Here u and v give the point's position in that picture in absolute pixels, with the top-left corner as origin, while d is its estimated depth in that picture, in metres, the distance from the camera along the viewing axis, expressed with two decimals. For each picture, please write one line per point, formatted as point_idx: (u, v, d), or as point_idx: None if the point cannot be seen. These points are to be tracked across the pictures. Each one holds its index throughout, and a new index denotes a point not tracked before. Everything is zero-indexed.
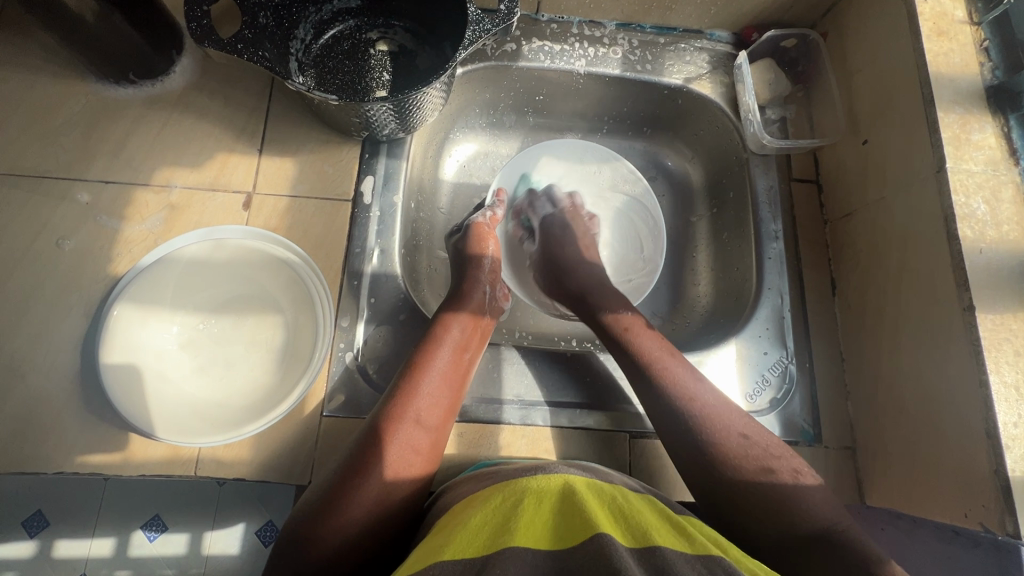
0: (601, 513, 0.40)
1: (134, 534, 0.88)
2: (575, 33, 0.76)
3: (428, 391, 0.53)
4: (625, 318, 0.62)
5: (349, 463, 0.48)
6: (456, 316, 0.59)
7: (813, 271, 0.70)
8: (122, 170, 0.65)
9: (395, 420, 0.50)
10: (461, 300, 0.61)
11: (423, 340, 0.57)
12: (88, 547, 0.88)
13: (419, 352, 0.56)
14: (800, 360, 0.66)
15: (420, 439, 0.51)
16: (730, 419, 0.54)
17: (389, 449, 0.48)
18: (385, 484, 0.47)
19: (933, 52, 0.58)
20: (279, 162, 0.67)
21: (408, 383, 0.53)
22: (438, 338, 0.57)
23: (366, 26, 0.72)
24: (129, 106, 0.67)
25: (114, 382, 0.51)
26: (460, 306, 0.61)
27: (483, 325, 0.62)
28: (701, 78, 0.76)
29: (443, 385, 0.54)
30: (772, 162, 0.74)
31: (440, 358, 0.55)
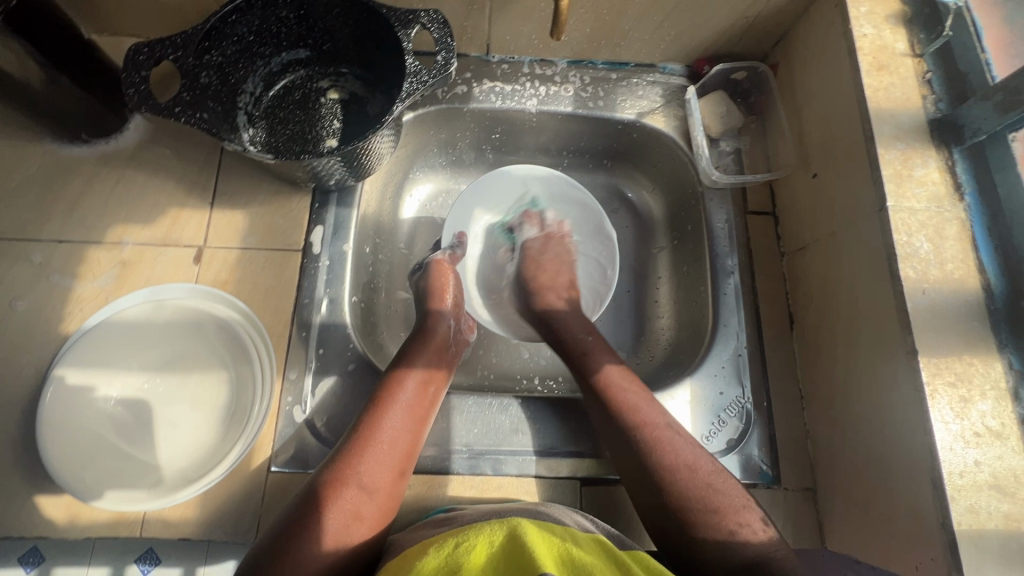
0: (545, 551, 0.40)
1: None
2: (526, 72, 0.77)
3: (391, 433, 0.54)
4: (606, 377, 0.60)
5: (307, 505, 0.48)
6: (423, 354, 0.61)
7: (770, 305, 0.69)
8: (76, 228, 0.66)
9: (354, 461, 0.51)
10: (429, 338, 0.63)
11: (387, 380, 0.58)
12: None
13: (382, 391, 0.57)
14: (758, 399, 0.65)
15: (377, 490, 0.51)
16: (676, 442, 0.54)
17: (348, 492, 0.49)
18: (342, 527, 0.47)
19: (873, 87, 0.58)
20: (230, 216, 0.68)
21: (372, 423, 0.54)
22: (404, 377, 0.58)
23: (317, 76, 0.73)
24: (83, 165, 0.68)
25: (58, 451, 0.52)
26: (428, 342, 0.62)
27: (448, 362, 0.63)
28: (654, 112, 0.76)
29: (405, 426, 0.55)
30: (727, 195, 0.73)
31: (405, 398, 0.56)
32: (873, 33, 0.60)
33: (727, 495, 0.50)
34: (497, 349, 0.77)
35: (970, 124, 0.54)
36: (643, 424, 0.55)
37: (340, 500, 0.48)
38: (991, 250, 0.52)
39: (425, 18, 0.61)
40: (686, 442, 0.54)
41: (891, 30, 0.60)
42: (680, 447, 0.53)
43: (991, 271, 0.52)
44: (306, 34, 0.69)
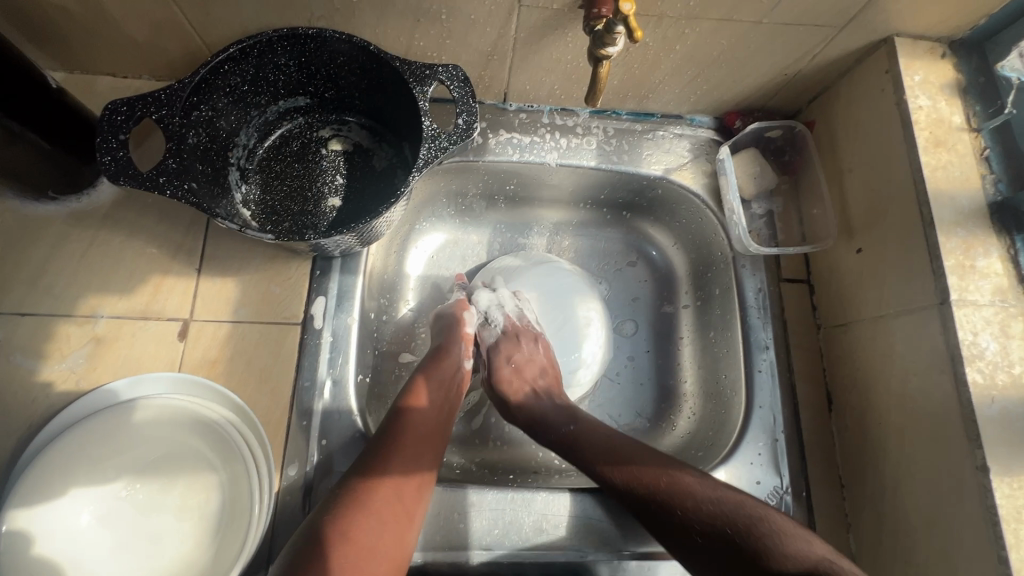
0: None
1: None
2: (545, 122, 0.71)
3: (369, 537, 0.46)
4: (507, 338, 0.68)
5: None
6: (405, 435, 0.54)
7: (806, 384, 0.65)
8: (40, 299, 0.58)
9: (321, 565, 0.43)
10: (410, 415, 0.56)
11: (360, 469, 0.50)
12: None
13: (356, 484, 0.49)
14: (798, 489, 0.60)
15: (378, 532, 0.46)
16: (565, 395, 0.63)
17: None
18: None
19: (930, 165, 0.54)
20: (220, 283, 0.61)
21: (343, 524, 0.46)
22: (384, 463, 0.51)
23: (317, 124, 0.66)
24: (51, 224, 0.60)
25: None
26: (407, 418, 0.55)
27: (435, 440, 0.56)
28: (682, 168, 0.71)
29: (385, 523, 0.47)
30: (760, 262, 0.68)
31: (385, 486, 0.49)
32: (927, 104, 0.56)
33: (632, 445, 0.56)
34: None
35: None
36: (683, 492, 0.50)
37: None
38: None
39: (443, 75, 0.55)
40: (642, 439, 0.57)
41: (946, 101, 0.56)
42: (708, 488, 0.50)
43: None
44: (306, 81, 0.62)
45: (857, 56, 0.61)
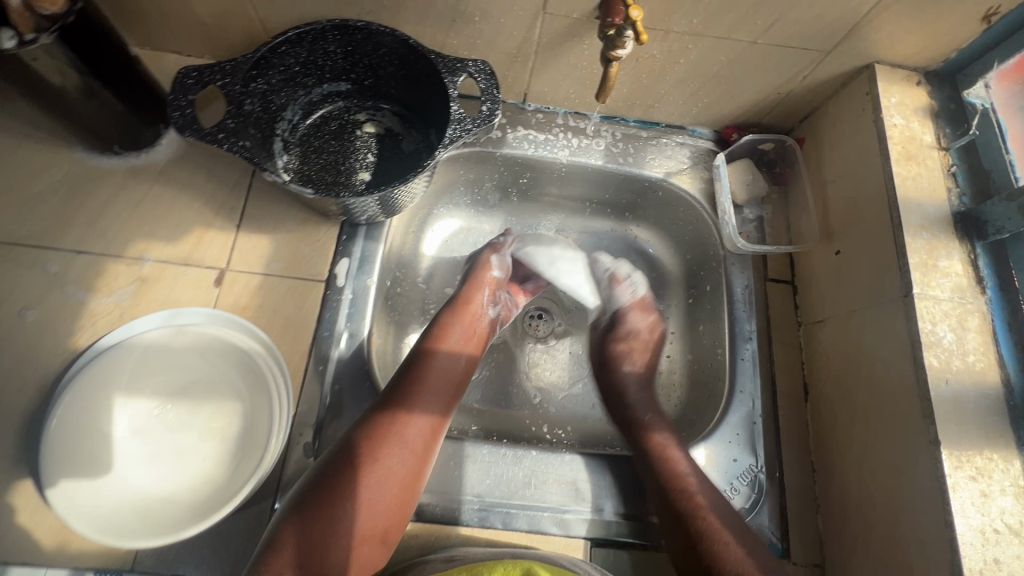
0: None
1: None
2: (560, 123, 0.78)
3: (392, 467, 0.52)
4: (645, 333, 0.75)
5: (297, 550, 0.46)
6: (426, 381, 0.59)
7: (786, 375, 0.69)
8: (95, 241, 0.65)
9: (342, 491, 0.49)
10: (432, 361, 0.60)
11: (381, 407, 0.55)
12: None
13: (379, 421, 0.54)
14: (771, 469, 0.65)
15: (396, 470, 0.52)
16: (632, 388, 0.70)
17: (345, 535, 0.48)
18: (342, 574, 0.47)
19: (901, 176, 0.60)
20: (256, 240, 0.67)
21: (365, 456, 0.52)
22: (404, 405, 0.56)
23: (355, 108, 0.74)
24: (111, 176, 0.67)
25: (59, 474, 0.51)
26: (431, 368, 0.60)
27: (455, 386, 0.61)
28: (681, 173, 0.78)
29: (401, 466, 0.53)
30: (747, 261, 0.74)
31: (404, 425, 0.54)
32: (901, 123, 0.63)
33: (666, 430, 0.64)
34: (508, 392, 0.77)
35: (995, 221, 0.56)
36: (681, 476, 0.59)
37: (335, 544, 0.48)
38: (1011, 346, 0.53)
39: (472, 69, 0.63)
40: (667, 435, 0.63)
41: (919, 122, 0.63)
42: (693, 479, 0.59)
43: (1011, 367, 0.53)
44: (350, 69, 0.69)
45: (843, 80, 0.68)
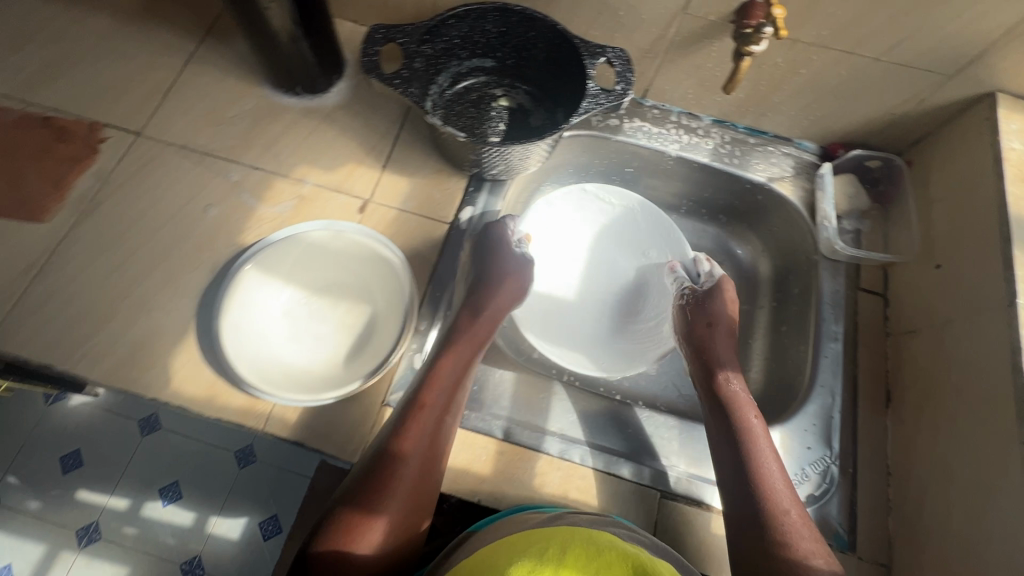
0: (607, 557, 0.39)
1: (151, 498, 0.95)
2: (673, 121, 0.85)
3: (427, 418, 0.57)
4: (713, 318, 0.74)
5: (354, 503, 0.53)
6: (460, 348, 0.63)
7: (870, 380, 0.71)
8: (269, 161, 0.76)
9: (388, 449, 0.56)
10: (478, 331, 0.65)
11: (427, 372, 0.61)
12: (121, 502, 0.96)
13: (420, 386, 0.59)
14: (845, 463, 0.66)
15: (431, 420, 0.57)
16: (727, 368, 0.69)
17: (392, 487, 0.54)
18: (391, 515, 0.53)
19: (1016, 196, 0.62)
20: (397, 180, 0.77)
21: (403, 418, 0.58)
22: (439, 368, 0.61)
23: (494, 84, 0.84)
24: (288, 112, 0.80)
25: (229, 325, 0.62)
26: (474, 335, 0.65)
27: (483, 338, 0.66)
28: (783, 179, 0.82)
29: (436, 418, 0.58)
30: (841, 269, 0.77)
31: (439, 390, 0.59)
32: (1020, 148, 0.65)
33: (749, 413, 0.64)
34: None
35: None
36: (757, 452, 0.60)
37: (387, 496, 0.53)
38: None
39: (611, 54, 0.71)
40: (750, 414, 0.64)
41: None
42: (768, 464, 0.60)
43: None
44: (498, 48, 0.79)
45: (961, 106, 0.71)
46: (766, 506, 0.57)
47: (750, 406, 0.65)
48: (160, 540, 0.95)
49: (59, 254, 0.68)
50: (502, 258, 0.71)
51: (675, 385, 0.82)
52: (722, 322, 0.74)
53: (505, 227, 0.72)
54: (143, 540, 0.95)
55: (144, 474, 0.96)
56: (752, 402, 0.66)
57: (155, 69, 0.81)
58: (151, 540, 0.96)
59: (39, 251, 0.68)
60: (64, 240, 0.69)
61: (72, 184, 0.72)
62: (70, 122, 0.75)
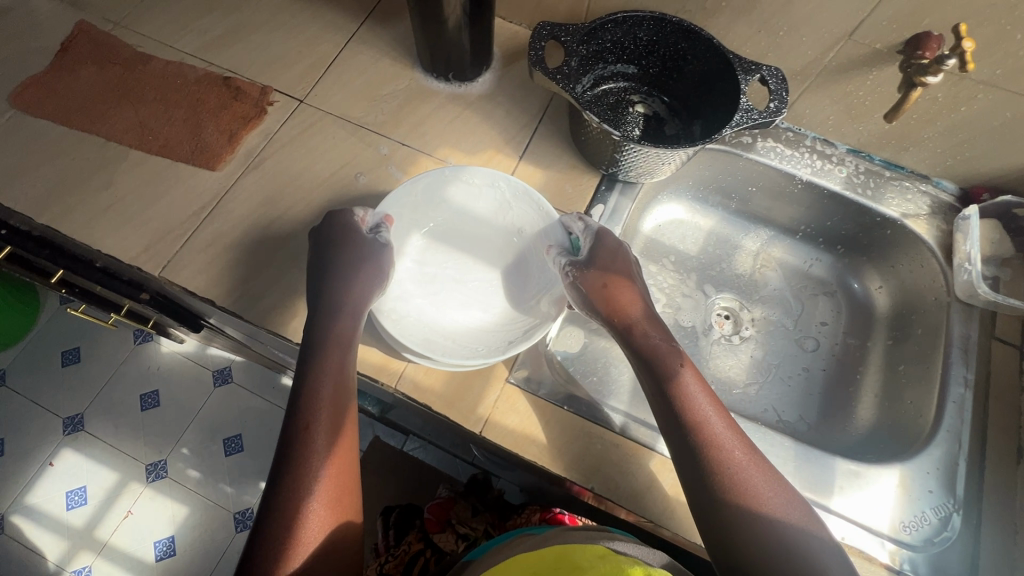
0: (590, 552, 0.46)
1: (219, 447, 1.34)
2: (807, 145, 0.85)
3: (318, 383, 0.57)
4: (617, 281, 0.65)
5: (289, 470, 0.53)
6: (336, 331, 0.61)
7: (1000, 433, 0.68)
8: (416, 138, 0.81)
9: (308, 440, 0.54)
10: (331, 317, 0.62)
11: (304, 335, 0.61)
12: (228, 464, 1.33)
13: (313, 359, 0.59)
14: (967, 513, 0.64)
15: (322, 394, 0.57)
16: (657, 341, 0.61)
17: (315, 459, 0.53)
18: (319, 509, 0.52)
19: None
20: (532, 171, 0.80)
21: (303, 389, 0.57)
22: (321, 347, 0.60)
23: (632, 90, 0.86)
24: (436, 95, 0.84)
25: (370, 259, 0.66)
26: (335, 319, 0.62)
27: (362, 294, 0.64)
28: (918, 217, 0.81)
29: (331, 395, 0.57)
30: (974, 315, 0.74)
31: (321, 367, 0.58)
32: None
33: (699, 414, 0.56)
34: None
35: None
36: (710, 445, 0.54)
37: (309, 465, 0.53)
38: None
39: (766, 72, 0.72)
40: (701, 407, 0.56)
41: None
42: (754, 485, 0.53)
43: None
44: (645, 56, 0.82)
45: None
46: (743, 531, 0.51)
47: (675, 361, 0.59)
48: (219, 486, 1.30)
49: (226, 200, 0.75)
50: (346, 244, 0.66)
51: (775, 409, 0.82)
52: (618, 272, 0.66)
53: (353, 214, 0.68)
54: (203, 483, 1.31)
55: (250, 441, 1.35)
56: (695, 386, 0.58)
57: (320, 43, 0.87)
58: (212, 486, 1.31)
59: (210, 195, 0.75)
60: (231, 188, 0.76)
61: (243, 139, 0.79)
62: (245, 83, 0.82)
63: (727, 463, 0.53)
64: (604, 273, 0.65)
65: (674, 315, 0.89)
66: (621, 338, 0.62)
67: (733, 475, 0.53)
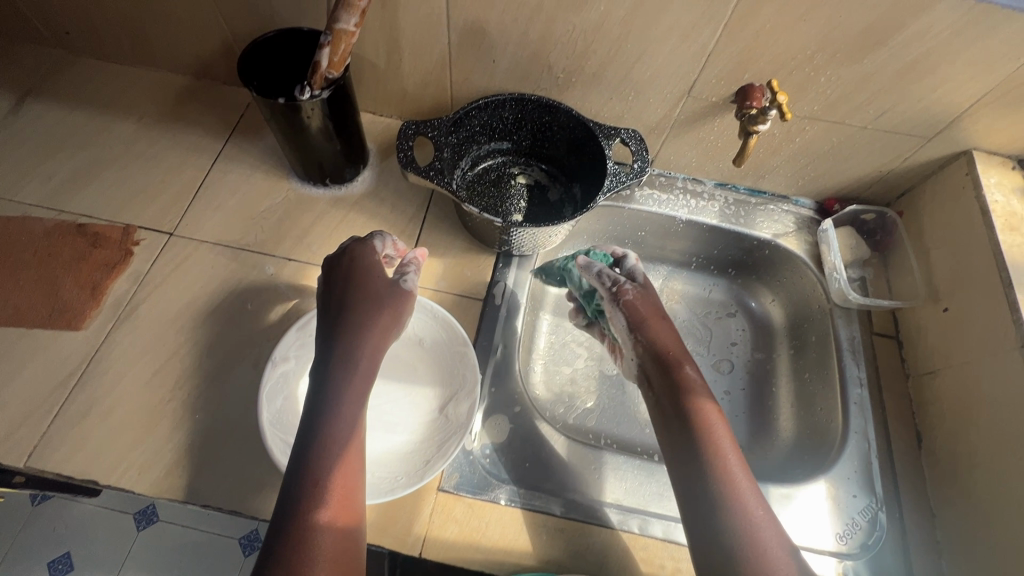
0: None
1: None
2: (679, 187, 0.91)
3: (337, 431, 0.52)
4: (661, 327, 0.68)
5: (297, 501, 0.47)
6: (360, 365, 0.56)
7: (899, 422, 0.74)
8: (304, 251, 0.78)
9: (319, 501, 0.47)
10: (343, 366, 0.56)
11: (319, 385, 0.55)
12: None
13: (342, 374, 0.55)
14: (890, 508, 0.68)
15: (338, 453, 0.51)
16: (699, 395, 0.62)
17: (326, 497, 0.48)
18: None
19: (1008, 243, 0.69)
20: (429, 261, 0.80)
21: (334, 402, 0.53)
22: (335, 398, 0.54)
23: (511, 163, 0.89)
24: (318, 202, 0.83)
25: (382, 299, 0.61)
26: (357, 357, 0.57)
27: (378, 343, 0.59)
28: (788, 235, 0.88)
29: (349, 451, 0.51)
30: (853, 316, 0.81)
31: (345, 398, 0.54)
32: (1003, 200, 0.72)
33: (725, 467, 0.57)
34: (620, 421, 0.86)
35: None
36: (734, 489, 0.55)
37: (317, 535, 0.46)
38: None
39: (625, 135, 0.77)
40: (730, 462, 0.57)
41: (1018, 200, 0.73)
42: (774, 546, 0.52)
43: None
44: (514, 132, 0.85)
45: (940, 163, 0.79)
46: None
47: (706, 399, 0.62)
48: None
49: (98, 360, 0.68)
50: (363, 281, 0.62)
51: None
52: (661, 320, 0.69)
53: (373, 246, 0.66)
54: None
55: None
56: (728, 441, 0.59)
57: (183, 170, 0.83)
58: None
59: (78, 359, 0.68)
60: (103, 345, 0.69)
61: (109, 288, 0.73)
62: (103, 227, 0.76)
63: (746, 519, 0.53)
64: (643, 317, 0.69)
65: (598, 366, 0.90)
66: (659, 377, 0.65)
67: (751, 532, 0.53)
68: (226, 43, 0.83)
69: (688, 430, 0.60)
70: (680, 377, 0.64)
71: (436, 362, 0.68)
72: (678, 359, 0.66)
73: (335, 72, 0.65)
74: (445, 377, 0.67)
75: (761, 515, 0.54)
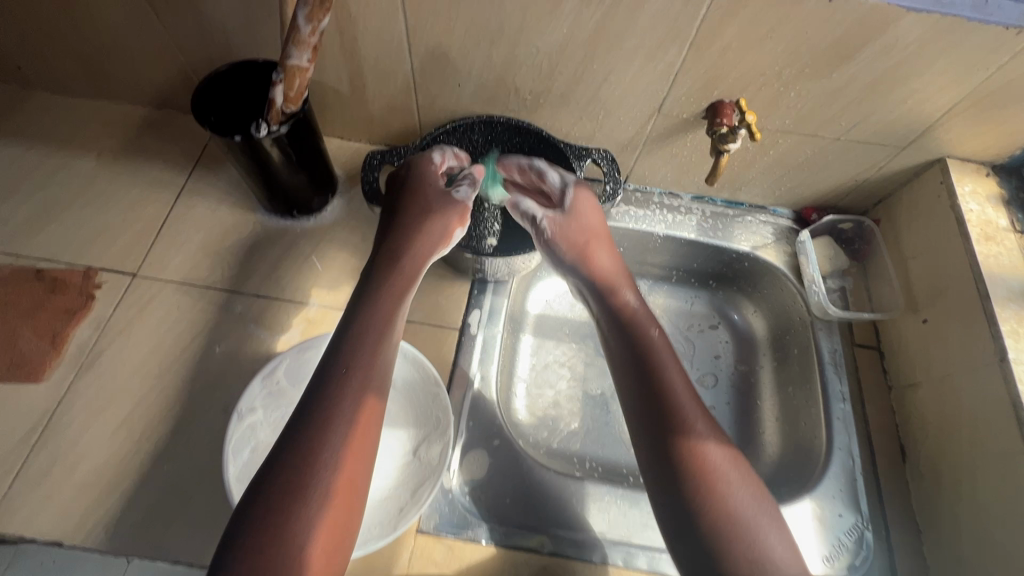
0: None
1: None
2: (656, 202, 0.89)
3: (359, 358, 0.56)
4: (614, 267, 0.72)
5: (296, 460, 0.49)
6: (392, 289, 0.63)
7: (882, 435, 0.74)
8: (273, 286, 0.76)
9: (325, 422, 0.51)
10: (385, 283, 0.64)
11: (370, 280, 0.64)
12: None
13: (355, 348, 0.56)
14: (876, 526, 0.68)
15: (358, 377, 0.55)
16: (654, 335, 0.65)
17: (333, 426, 0.51)
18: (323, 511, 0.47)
19: (983, 254, 0.69)
20: None
21: (325, 395, 0.53)
22: (368, 325, 0.59)
23: None
24: (287, 234, 0.81)
25: (429, 219, 0.68)
26: (397, 279, 0.65)
27: (417, 250, 0.67)
28: (766, 247, 0.87)
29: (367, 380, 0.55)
30: (835, 328, 0.80)
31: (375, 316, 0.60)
32: (978, 209, 0.72)
33: (676, 398, 0.60)
34: (605, 443, 0.85)
35: None
36: (680, 416, 0.59)
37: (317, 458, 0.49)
38: None
39: (596, 156, 0.76)
40: (678, 393, 0.60)
41: (993, 208, 0.73)
42: (718, 465, 0.56)
43: None
44: None
45: (915, 171, 0.78)
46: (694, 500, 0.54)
47: (655, 335, 0.65)
48: None
49: (61, 413, 0.66)
50: (417, 194, 0.69)
51: None
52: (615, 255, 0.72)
53: (431, 158, 0.71)
54: None
55: None
56: (679, 375, 0.62)
57: (145, 206, 0.81)
58: None
59: (39, 413, 0.66)
60: (65, 396, 0.67)
61: (70, 336, 0.70)
62: (63, 271, 0.74)
63: (690, 443, 0.57)
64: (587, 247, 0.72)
65: (581, 386, 0.89)
66: (609, 316, 0.68)
67: (693, 454, 0.56)
68: (184, 73, 0.81)
69: (636, 363, 0.63)
70: (636, 317, 0.67)
71: (410, 403, 0.67)
72: (627, 297, 0.69)
73: (292, 107, 0.63)
74: (419, 418, 0.66)
75: (707, 438, 0.57)
